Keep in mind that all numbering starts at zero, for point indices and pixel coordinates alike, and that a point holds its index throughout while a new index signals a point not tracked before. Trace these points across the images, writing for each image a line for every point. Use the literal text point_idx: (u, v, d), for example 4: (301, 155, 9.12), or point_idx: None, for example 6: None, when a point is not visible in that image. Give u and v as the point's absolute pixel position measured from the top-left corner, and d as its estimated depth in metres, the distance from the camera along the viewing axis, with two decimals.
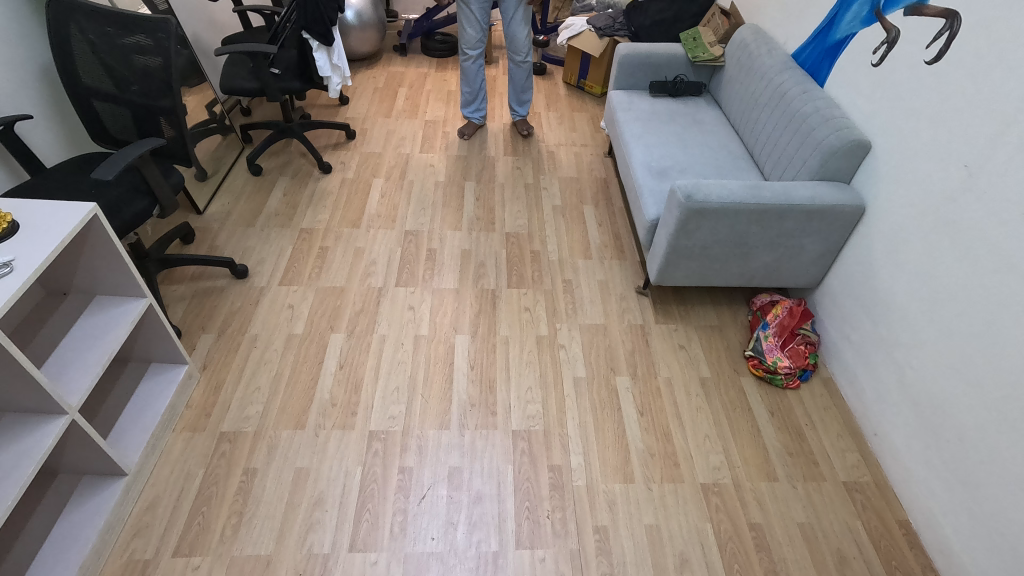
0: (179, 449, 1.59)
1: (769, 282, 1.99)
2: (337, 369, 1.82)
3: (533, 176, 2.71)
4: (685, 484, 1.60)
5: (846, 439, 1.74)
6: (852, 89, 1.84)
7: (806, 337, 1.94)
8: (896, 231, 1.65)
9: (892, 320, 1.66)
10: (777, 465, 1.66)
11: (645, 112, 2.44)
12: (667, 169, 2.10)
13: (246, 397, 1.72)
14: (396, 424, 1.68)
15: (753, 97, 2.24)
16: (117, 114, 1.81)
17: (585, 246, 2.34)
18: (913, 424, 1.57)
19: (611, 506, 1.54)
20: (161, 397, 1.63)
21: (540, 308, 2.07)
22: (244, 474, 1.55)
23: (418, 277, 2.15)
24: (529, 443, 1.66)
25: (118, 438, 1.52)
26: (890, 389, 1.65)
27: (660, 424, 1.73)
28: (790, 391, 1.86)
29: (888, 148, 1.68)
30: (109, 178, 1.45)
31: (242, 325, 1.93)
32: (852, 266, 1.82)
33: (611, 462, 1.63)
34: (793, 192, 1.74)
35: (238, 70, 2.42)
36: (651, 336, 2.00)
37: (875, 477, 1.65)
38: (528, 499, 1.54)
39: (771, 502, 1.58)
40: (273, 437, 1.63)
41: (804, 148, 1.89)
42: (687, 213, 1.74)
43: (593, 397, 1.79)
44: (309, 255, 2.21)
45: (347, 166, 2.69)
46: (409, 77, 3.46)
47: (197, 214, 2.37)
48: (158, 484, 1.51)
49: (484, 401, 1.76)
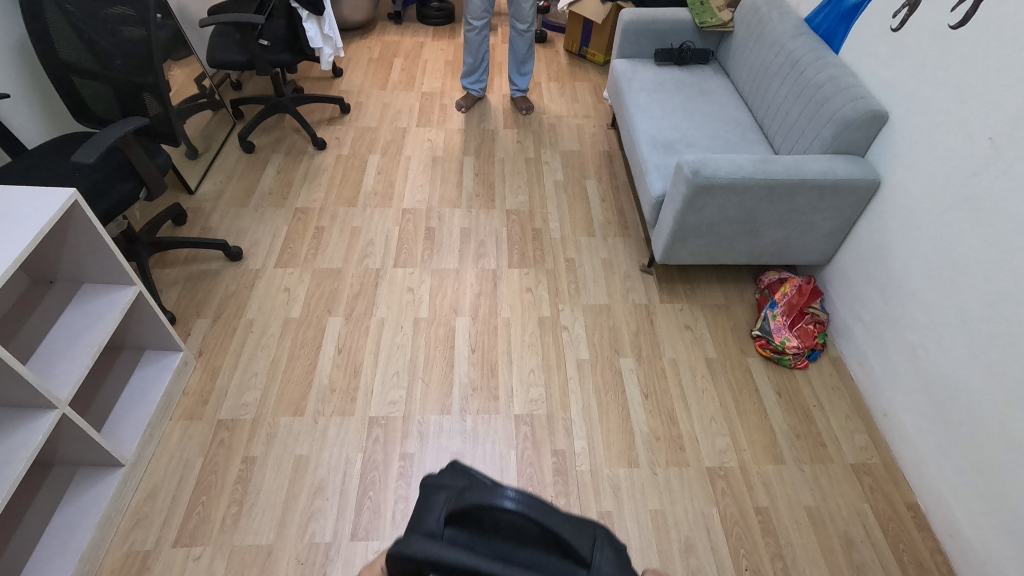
0: (177, 437, 1.56)
1: (778, 260, 1.93)
2: (336, 353, 1.78)
3: (534, 150, 2.63)
4: (691, 467, 1.58)
5: (854, 420, 1.71)
6: (870, 56, 1.75)
7: (815, 316, 1.89)
8: (912, 207, 1.58)
9: (905, 299, 1.60)
10: (784, 447, 1.63)
11: (651, 82, 2.34)
12: (673, 143, 2.02)
13: (243, 383, 1.69)
14: (397, 409, 1.66)
15: (763, 64, 2.14)
16: (98, 92, 1.73)
17: (588, 223, 2.27)
18: (924, 407, 1.53)
19: (616, 491, 1.52)
20: (155, 385, 1.60)
21: (542, 288, 2.02)
22: (243, 462, 1.53)
23: (417, 257, 2.10)
24: (531, 427, 1.64)
25: (113, 429, 1.50)
26: (902, 369, 1.61)
27: (665, 407, 1.70)
28: (798, 371, 1.83)
29: (907, 119, 1.60)
30: (92, 161, 1.40)
31: (238, 309, 1.89)
32: (865, 243, 1.76)
33: (615, 446, 1.61)
34: (805, 166, 1.67)
35: (224, 42, 2.32)
36: (656, 316, 1.95)
37: (883, 458, 1.62)
38: (532, 484, 1.52)
39: (778, 485, 1.55)
40: (272, 425, 1.60)
41: (816, 120, 1.80)
42: (694, 189, 1.67)
43: (597, 380, 1.76)
44: (305, 235, 2.16)
45: (342, 142, 2.61)
46: (405, 47, 3.33)
47: (189, 194, 2.30)
48: (156, 473, 1.49)
49: (486, 384, 1.73)
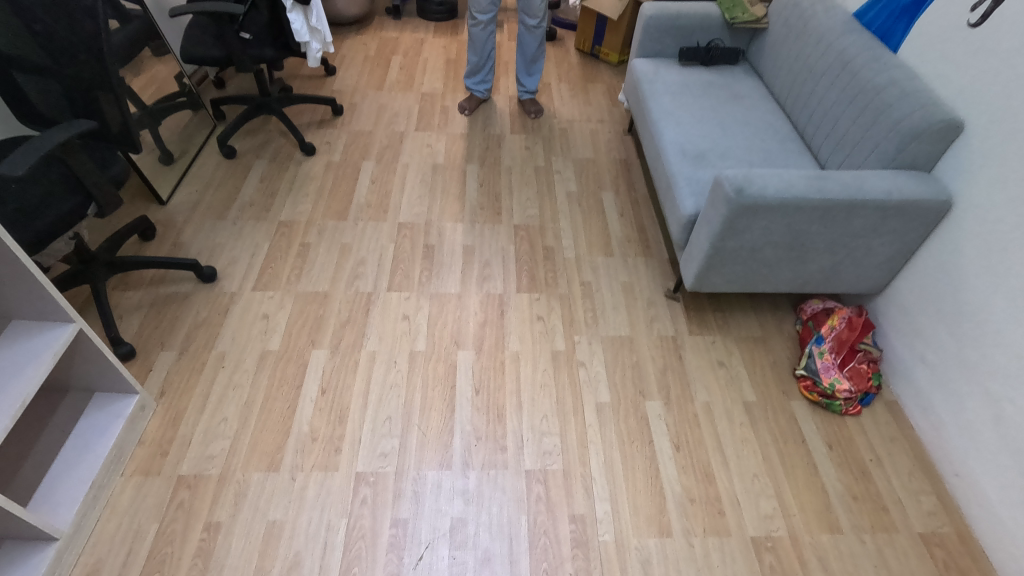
0: (128, 498, 1.33)
1: (824, 288, 1.70)
2: (319, 394, 1.55)
3: (544, 158, 2.39)
4: (732, 537, 1.35)
5: (919, 478, 1.47)
6: (938, 57, 1.51)
7: (867, 353, 1.66)
8: (996, 234, 1.34)
9: (985, 342, 1.36)
10: (840, 512, 1.40)
11: (676, 84, 2.11)
12: (705, 154, 1.79)
13: (209, 430, 1.45)
14: (389, 464, 1.42)
15: (805, 65, 1.91)
16: (44, 90, 1.49)
17: (606, 240, 2.04)
18: (1010, 470, 1.30)
19: (645, 568, 1.29)
20: (104, 435, 1.36)
21: (555, 316, 1.78)
22: (205, 530, 1.29)
23: (413, 280, 1.86)
24: (545, 486, 1.40)
25: (51, 491, 1.27)
26: (980, 424, 1.37)
27: (700, 462, 1.47)
28: (849, 418, 1.59)
29: (989, 130, 1.36)
30: (21, 173, 1.16)
31: (208, 340, 1.65)
32: (930, 272, 1.53)
33: (644, 511, 1.37)
34: (866, 185, 1.44)
35: (199, 35, 2.08)
36: (685, 350, 1.72)
37: (957, 527, 1.39)
38: (547, 559, 1.29)
39: (837, 561, 1.32)
40: (242, 482, 1.37)
41: (874, 130, 1.57)
42: (736, 210, 1.44)
43: (621, 428, 1.52)
44: (288, 252, 1.92)
45: (333, 147, 2.38)
46: (404, 44, 3.10)
47: (160, 205, 2.06)
48: (101, 544, 1.26)
49: (492, 433, 1.49)
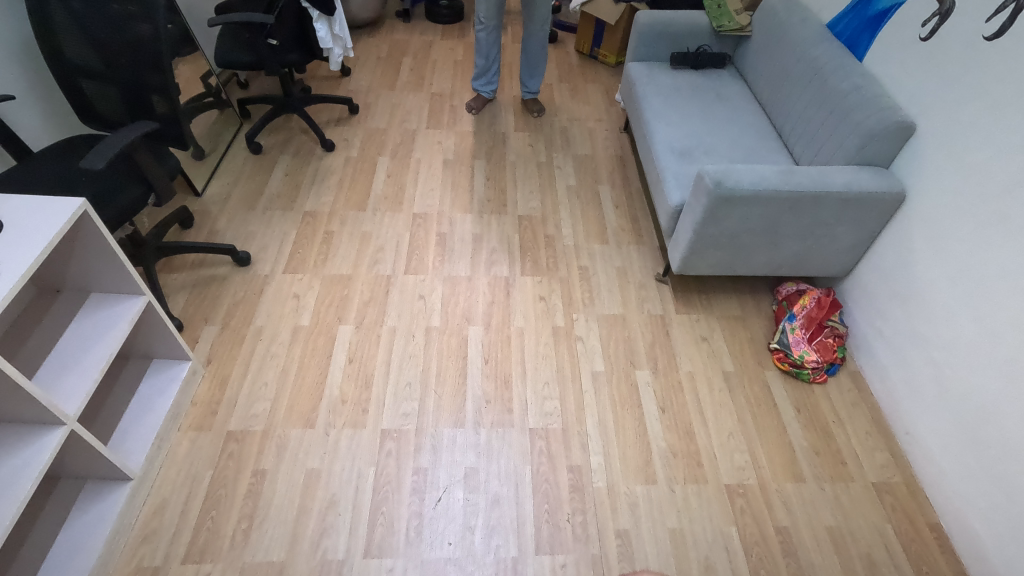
0: (185, 449, 1.53)
1: (797, 271, 1.90)
2: (347, 363, 1.75)
3: (546, 154, 2.59)
4: (709, 485, 1.55)
5: (875, 437, 1.68)
6: (897, 65, 1.71)
7: (834, 329, 1.86)
8: (939, 222, 1.54)
9: (929, 315, 1.57)
10: (804, 465, 1.60)
11: (667, 86, 2.30)
12: (691, 151, 1.98)
13: (252, 393, 1.66)
14: (410, 422, 1.62)
15: (783, 70, 2.10)
16: (105, 94, 1.68)
17: (602, 229, 2.24)
18: (949, 425, 1.50)
19: (633, 508, 1.49)
20: (164, 395, 1.57)
21: (555, 296, 1.99)
22: (253, 475, 1.50)
23: (428, 264, 2.06)
24: (547, 442, 1.60)
25: (121, 441, 1.47)
26: (925, 387, 1.58)
27: (683, 422, 1.67)
28: (816, 385, 1.80)
29: (935, 131, 1.56)
30: (101, 167, 1.36)
31: (247, 316, 1.85)
32: (887, 256, 1.73)
33: (632, 462, 1.58)
34: (829, 178, 1.63)
35: (231, 41, 2.27)
36: (672, 327, 1.92)
37: (905, 477, 1.60)
38: (548, 501, 1.49)
39: (799, 504, 1.52)
40: (282, 436, 1.57)
41: (840, 130, 1.77)
42: (715, 200, 1.63)
43: (613, 392, 1.73)
44: (314, 239, 2.12)
45: (351, 144, 2.57)
46: (414, 46, 3.29)
47: (196, 196, 2.26)
48: (165, 486, 1.46)
49: (500, 397, 1.70)
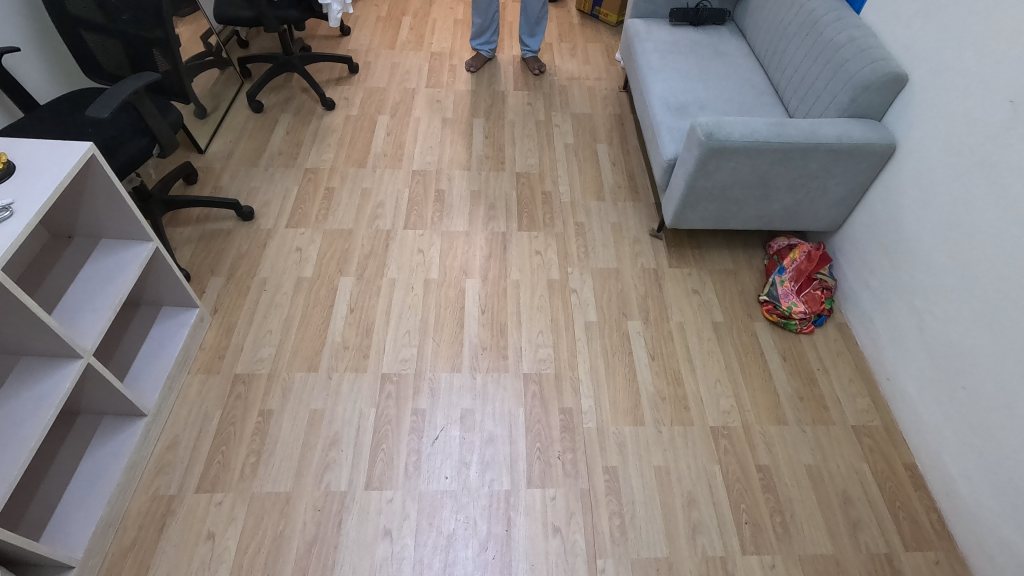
0: (196, 390, 1.61)
1: (788, 225, 1.93)
2: (349, 312, 1.81)
3: (545, 113, 2.59)
4: (695, 426, 1.62)
5: (857, 383, 1.74)
6: (893, 16, 1.71)
7: (822, 282, 1.90)
8: (925, 172, 1.57)
9: (914, 265, 1.61)
10: (788, 409, 1.67)
11: (665, 42, 2.29)
12: (687, 106, 1.99)
13: (257, 340, 1.73)
14: (408, 366, 1.69)
15: (782, 24, 2.09)
16: (107, 46, 1.71)
17: (598, 186, 2.27)
18: (927, 370, 1.55)
19: (621, 447, 1.57)
20: (174, 339, 1.64)
21: (551, 251, 2.03)
22: (259, 415, 1.58)
23: (427, 219, 2.11)
24: (540, 386, 1.67)
25: (134, 381, 1.55)
26: (907, 335, 1.63)
27: (672, 369, 1.74)
28: (803, 336, 1.85)
29: (927, 82, 1.57)
30: (105, 116, 1.40)
31: (251, 268, 1.91)
32: (876, 209, 1.76)
33: (622, 405, 1.65)
34: (820, 130, 1.65)
35: None
36: (664, 280, 1.97)
37: (885, 422, 1.66)
38: (540, 440, 1.57)
39: (780, 445, 1.59)
40: (286, 380, 1.65)
41: (834, 82, 1.77)
42: (707, 151, 1.66)
43: (605, 341, 1.79)
44: (316, 195, 2.16)
45: (351, 102, 2.59)
46: (414, 5, 3.26)
47: (198, 153, 2.30)
48: (177, 424, 1.55)
49: (496, 344, 1.76)
